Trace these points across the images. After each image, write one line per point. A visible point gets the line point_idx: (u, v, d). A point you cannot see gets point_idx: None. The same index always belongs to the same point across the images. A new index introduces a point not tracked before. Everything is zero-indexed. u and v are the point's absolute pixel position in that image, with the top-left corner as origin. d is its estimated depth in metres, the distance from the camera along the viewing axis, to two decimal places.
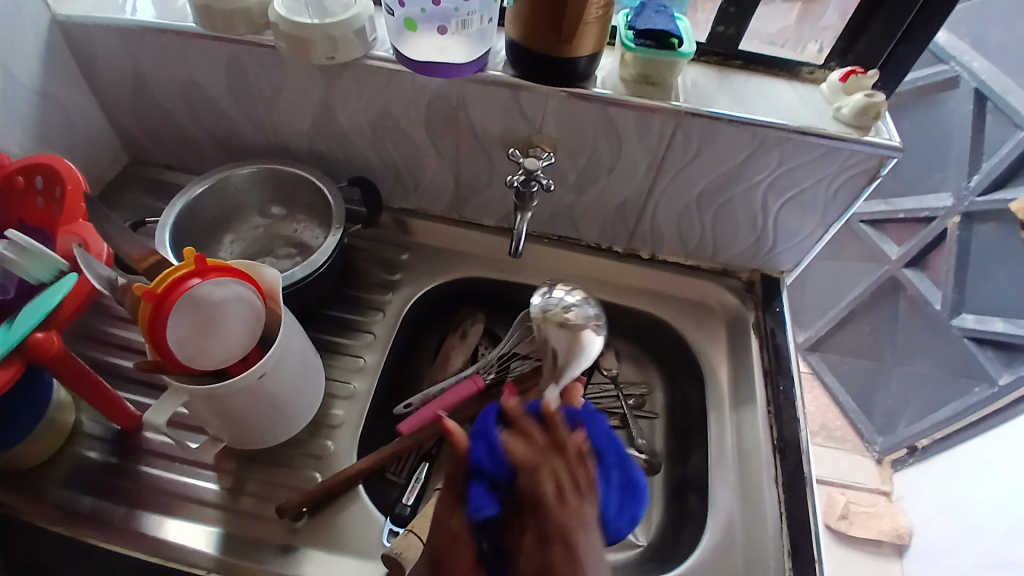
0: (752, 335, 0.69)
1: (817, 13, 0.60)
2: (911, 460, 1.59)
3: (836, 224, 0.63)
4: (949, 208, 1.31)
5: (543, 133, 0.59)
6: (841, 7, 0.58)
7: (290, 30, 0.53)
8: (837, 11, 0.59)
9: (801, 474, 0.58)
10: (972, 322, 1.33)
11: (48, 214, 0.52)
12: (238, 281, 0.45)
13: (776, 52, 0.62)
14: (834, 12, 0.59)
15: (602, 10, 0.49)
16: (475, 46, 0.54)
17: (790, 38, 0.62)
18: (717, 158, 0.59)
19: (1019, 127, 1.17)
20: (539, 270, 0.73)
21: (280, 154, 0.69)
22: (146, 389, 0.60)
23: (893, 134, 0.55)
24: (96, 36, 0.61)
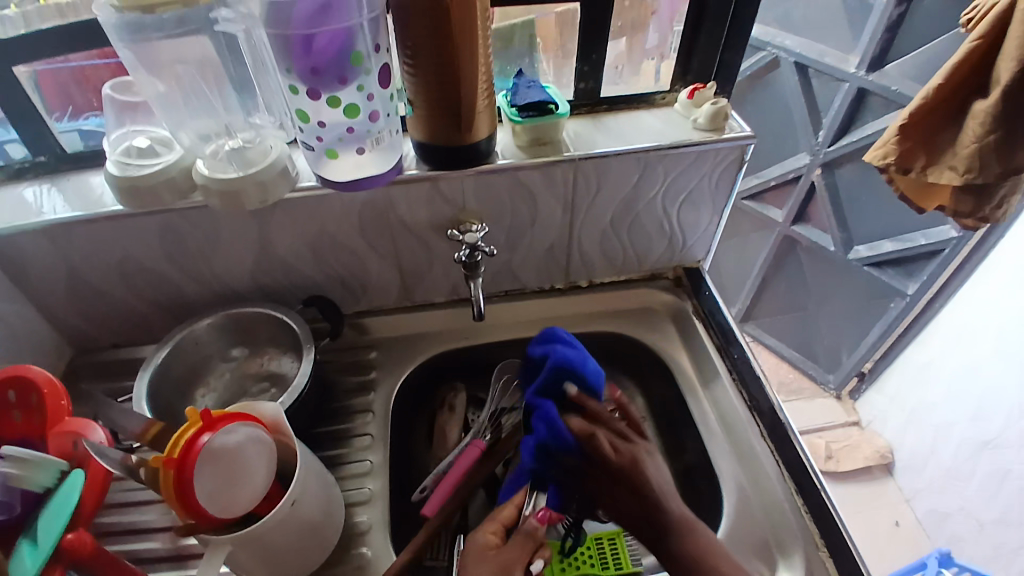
0: (695, 321, 0.78)
1: (642, 40, 0.71)
2: (865, 385, 1.73)
3: (726, 209, 0.74)
4: (809, 164, 1.51)
5: (467, 210, 0.67)
6: (660, 29, 0.71)
7: (223, 186, 0.58)
8: (657, 33, 0.71)
9: (780, 421, 0.66)
10: (866, 251, 1.52)
11: (30, 424, 0.52)
12: (246, 422, 0.48)
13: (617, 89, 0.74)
14: (654, 34, 0.71)
15: (486, 99, 0.59)
16: (388, 156, 0.61)
17: (625, 72, 0.74)
18: (616, 186, 0.68)
19: (842, 80, 1.38)
20: (498, 328, 0.79)
21: (228, 299, 0.72)
22: (170, 564, 0.59)
23: (742, 126, 0.68)
24: (17, 242, 0.62)
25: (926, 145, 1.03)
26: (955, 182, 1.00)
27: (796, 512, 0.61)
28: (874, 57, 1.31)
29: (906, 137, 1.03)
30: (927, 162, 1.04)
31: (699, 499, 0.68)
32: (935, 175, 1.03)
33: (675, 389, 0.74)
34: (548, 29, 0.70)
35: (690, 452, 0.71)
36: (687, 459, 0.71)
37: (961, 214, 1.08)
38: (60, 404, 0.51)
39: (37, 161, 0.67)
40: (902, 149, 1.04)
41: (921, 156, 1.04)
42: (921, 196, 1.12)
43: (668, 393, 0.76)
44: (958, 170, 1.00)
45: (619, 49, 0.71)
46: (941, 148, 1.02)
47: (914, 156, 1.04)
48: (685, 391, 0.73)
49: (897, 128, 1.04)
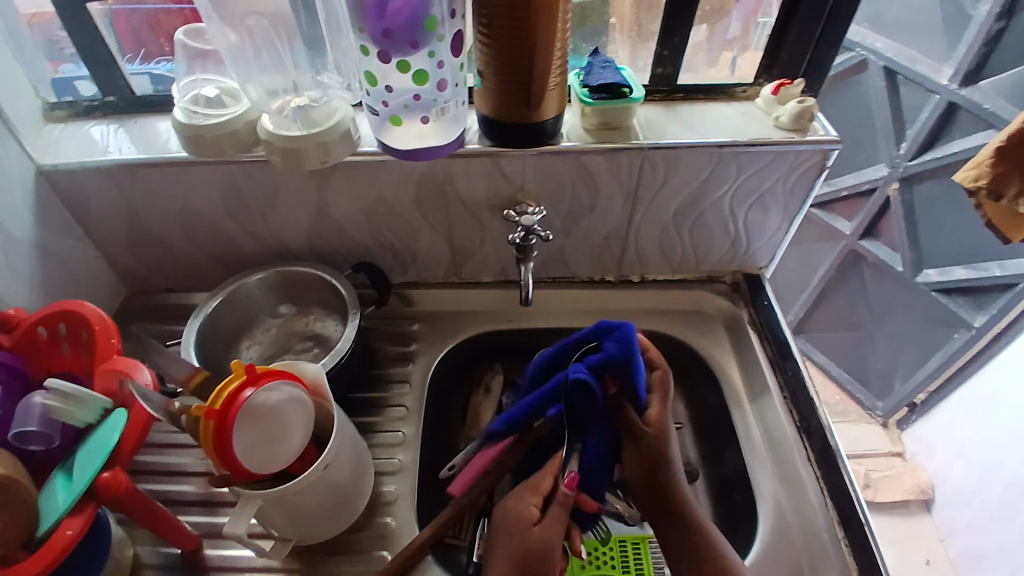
0: (750, 330, 0.74)
1: (723, 27, 0.68)
2: (914, 416, 1.66)
3: (798, 215, 0.70)
4: (886, 177, 1.42)
5: (526, 191, 0.65)
6: (742, 18, 0.67)
7: (286, 143, 0.57)
8: (739, 22, 0.67)
9: (830, 447, 0.63)
10: (936, 275, 1.43)
11: (79, 359, 0.55)
12: (288, 381, 0.49)
13: (693, 78, 0.70)
14: (736, 23, 0.67)
15: (559, 77, 0.56)
16: (451, 128, 0.59)
17: (702, 59, 0.70)
18: (684, 181, 0.65)
19: (933, 91, 1.29)
20: (542, 315, 0.77)
21: (279, 256, 0.73)
22: (202, 508, 0.61)
23: (828, 129, 0.63)
24: (87, 180, 0.64)
25: None
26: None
27: (835, 543, 0.58)
28: (968, 71, 1.22)
29: (1005, 157, 0.92)
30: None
31: (733, 514, 0.65)
32: None
33: (720, 398, 0.71)
34: (622, 8, 0.66)
35: (729, 465, 0.68)
36: (724, 472, 0.68)
37: None
38: (109, 342, 0.52)
39: (106, 101, 0.69)
40: (997, 171, 0.93)
41: (1016, 182, 0.93)
42: (1007, 225, 0.96)
43: (713, 400, 0.72)
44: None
45: (699, 37, 0.68)
46: None
47: (1008, 182, 0.93)
48: (730, 401, 0.70)
49: (994, 148, 0.92)
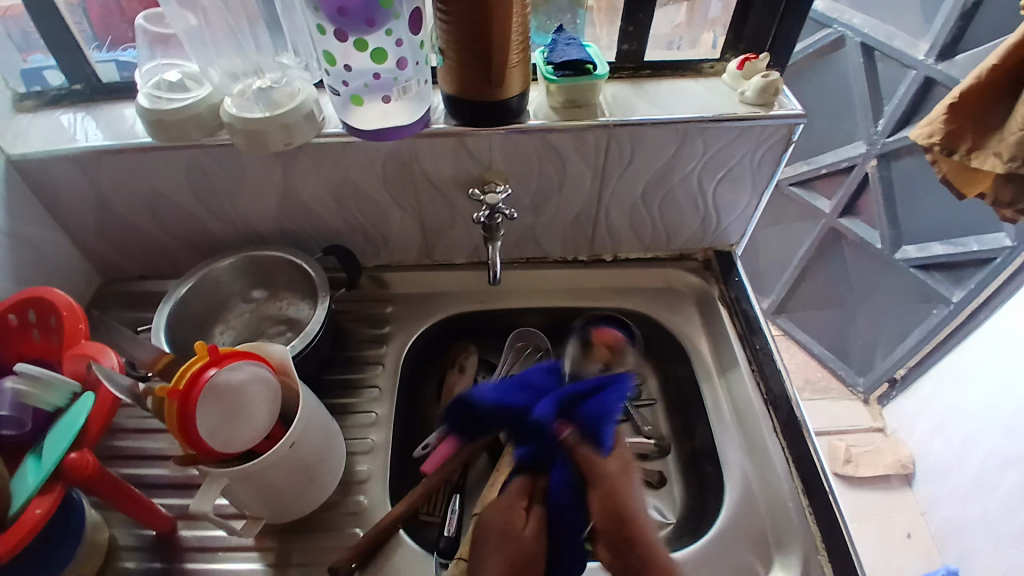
0: (720, 306, 0.75)
1: (702, 7, 0.68)
2: (895, 392, 1.67)
3: (766, 191, 0.70)
4: (864, 154, 1.43)
5: (493, 170, 0.65)
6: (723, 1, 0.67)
7: (247, 125, 0.57)
8: (720, 4, 0.67)
9: (796, 419, 0.65)
10: (914, 251, 1.44)
11: (48, 345, 0.55)
12: (251, 362, 0.49)
13: (674, 54, 0.71)
14: (717, 4, 0.67)
15: (521, 54, 0.56)
16: (415, 108, 0.59)
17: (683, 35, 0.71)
18: (651, 157, 0.65)
19: (909, 67, 1.29)
20: (515, 294, 0.78)
21: (251, 241, 0.73)
22: (177, 492, 0.62)
23: (793, 104, 0.64)
24: (52, 167, 0.64)
25: (977, 126, 0.95)
26: (999, 170, 0.92)
27: (800, 511, 0.60)
28: (944, 45, 1.23)
29: (957, 115, 0.95)
30: (973, 144, 0.95)
31: (703, 486, 0.67)
32: (978, 160, 0.95)
33: (690, 373, 0.72)
34: None
35: (699, 438, 0.69)
36: (695, 445, 0.70)
37: (999, 203, 0.98)
38: (77, 326, 0.52)
39: (73, 89, 0.68)
40: (951, 128, 0.96)
41: (968, 137, 0.95)
42: (962, 180, 1.01)
43: (684, 375, 0.73)
44: (1004, 157, 0.92)
45: (676, 16, 0.69)
46: (990, 132, 0.94)
47: (962, 136, 0.96)
48: (700, 376, 0.71)
49: (948, 104, 0.95)
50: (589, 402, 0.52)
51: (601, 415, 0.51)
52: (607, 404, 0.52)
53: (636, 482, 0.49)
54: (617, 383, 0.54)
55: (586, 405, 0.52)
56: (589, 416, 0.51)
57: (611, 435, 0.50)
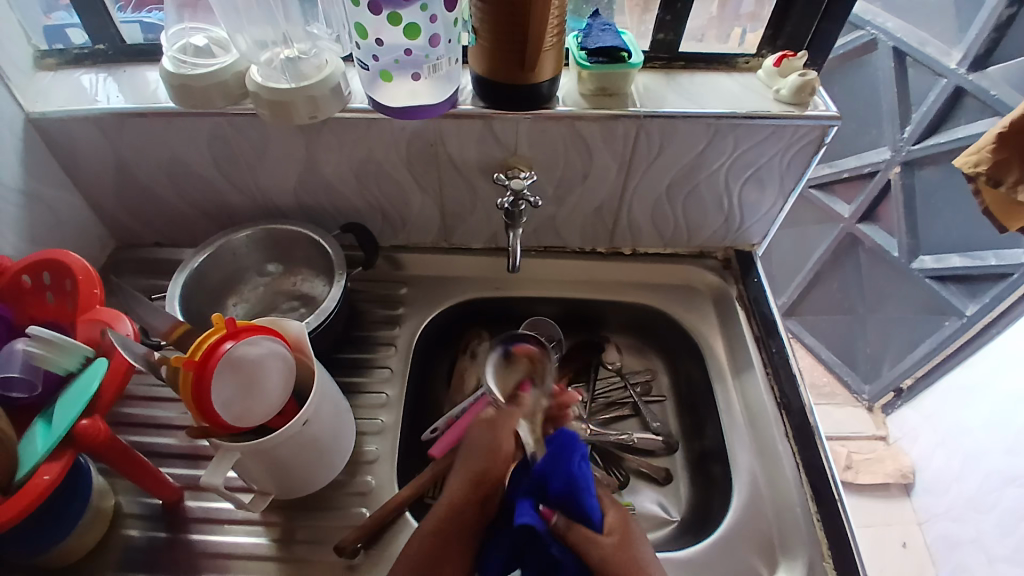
0: (737, 306, 0.74)
1: (735, 1, 0.66)
2: (900, 401, 1.67)
3: (793, 193, 0.69)
4: (888, 160, 1.41)
5: (518, 155, 0.64)
6: None
7: (272, 96, 0.56)
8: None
9: (808, 424, 0.64)
10: (931, 262, 1.43)
11: (62, 308, 0.54)
12: (268, 336, 0.49)
13: (697, 47, 0.69)
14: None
15: (556, 37, 0.55)
16: (445, 87, 0.58)
17: (710, 33, 0.69)
18: (679, 152, 0.64)
19: (940, 75, 1.27)
20: (531, 283, 0.77)
21: (268, 214, 0.72)
22: (184, 461, 0.62)
23: (829, 105, 0.62)
24: (72, 128, 0.63)
25: None
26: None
27: (807, 518, 0.59)
28: (976, 56, 1.20)
29: (1007, 145, 0.89)
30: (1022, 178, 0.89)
31: (709, 487, 0.66)
32: None
33: (703, 373, 0.72)
34: None
35: (708, 439, 0.68)
36: (703, 445, 0.69)
37: None
38: (92, 292, 0.52)
39: (96, 49, 0.67)
40: (998, 158, 0.90)
41: (1016, 169, 0.90)
42: (1004, 215, 0.95)
43: (697, 374, 0.73)
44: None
45: (710, 9, 0.67)
46: None
47: (1009, 168, 0.90)
48: (713, 377, 0.70)
49: (996, 134, 0.89)
50: (558, 475, 0.46)
51: (578, 486, 0.45)
52: (579, 467, 0.46)
53: (639, 543, 0.45)
54: (571, 441, 0.48)
55: (558, 477, 0.45)
56: (562, 489, 0.45)
57: (596, 505, 0.45)
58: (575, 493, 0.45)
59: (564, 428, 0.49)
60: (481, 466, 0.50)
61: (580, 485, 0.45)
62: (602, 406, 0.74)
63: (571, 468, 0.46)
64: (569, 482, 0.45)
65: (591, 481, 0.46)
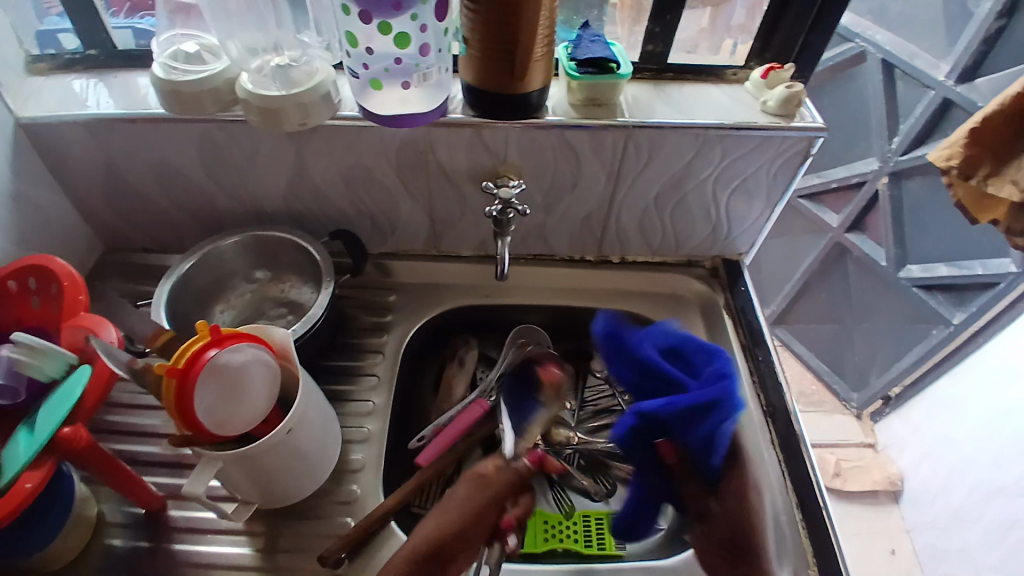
0: (724, 315, 0.74)
1: (725, 13, 0.67)
2: (888, 409, 1.68)
3: (780, 204, 0.69)
4: (876, 171, 1.43)
5: (507, 164, 0.64)
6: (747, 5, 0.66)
7: (261, 102, 0.56)
8: (744, 9, 0.66)
9: (793, 433, 0.64)
10: (919, 271, 1.44)
11: (47, 311, 0.53)
12: (254, 344, 0.48)
13: (691, 59, 0.70)
14: (741, 10, 0.66)
15: (545, 48, 0.55)
16: (434, 95, 0.58)
17: (702, 43, 0.69)
18: (668, 162, 0.64)
19: (928, 87, 1.28)
20: (521, 291, 0.77)
21: (257, 220, 0.72)
22: (169, 469, 0.61)
23: (816, 117, 0.62)
24: (61, 132, 0.62)
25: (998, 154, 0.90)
26: (1015, 200, 0.89)
27: (792, 527, 0.59)
28: (965, 68, 1.21)
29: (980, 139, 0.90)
30: (993, 170, 0.91)
31: None
32: (996, 187, 0.91)
33: None
34: None
35: None
36: None
37: (1014, 233, 0.94)
38: (77, 298, 0.51)
39: (88, 55, 0.67)
40: (969, 153, 0.91)
41: (986, 164, 0.91)
42: (977, 206, 0.97)
43: None
44: (1021, 185, 0.88)
45: (701, 19, 0.67)
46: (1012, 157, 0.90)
47: (978, 163, 0.92)
48: None
49: (968, 129, 0.91)
50: (700, 415, 0.53)
51: (719, 403, 0.53)
52: (711, 423, 0.52)
53: (754, 494, 0.52)
54: (709, 391, 0.54)
55: (698, 406, 0.53)
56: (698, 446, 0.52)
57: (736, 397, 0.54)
58: (719, 403, 0.53)
59: (714, 390, 0.53)
60: (457, 525, 0.51)
61: (711, 367, 0.57)
62: (590, 414, 0.73)
63: (715, 416, 0.53)
64: (691, 415, 0.53)
65: (728, 377, 0.55)
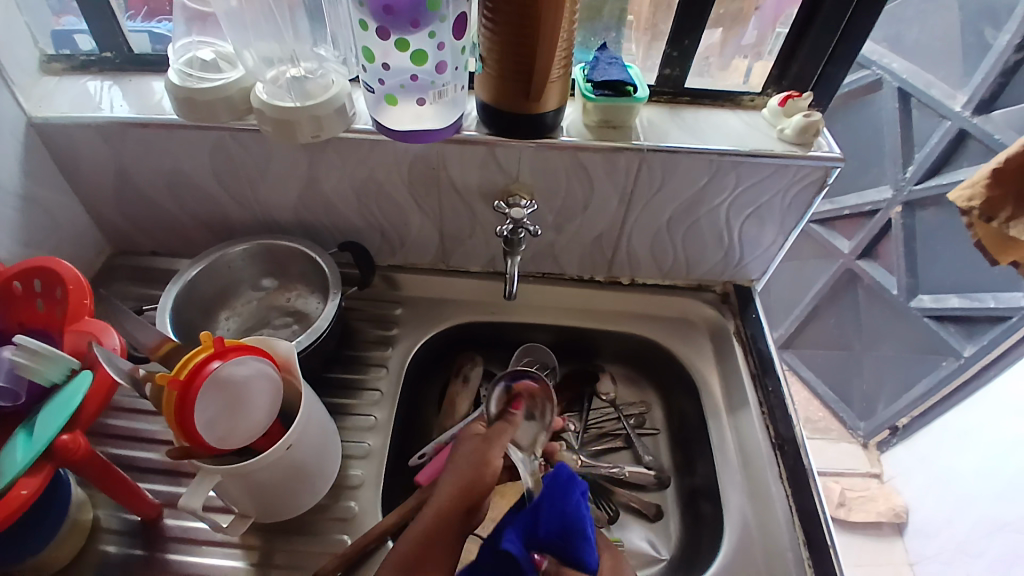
0: (734, 342, 0.73)
1: (738, 33, 0.66)
2: (895, 440, 1.65)
3: (794, 231, 0.68)
4: (890, 199, 1.42)
5: (520, 182, 0.63)
6: (760, 26, 0.65)
7: (276, 114, 0.56)
8: (757, 28, 0.66)
9: (802, 468, 0.63)
10: (930, 301, 1.42)
11: (51, 315, 0.53)
12: (257, 356, 0.48)
13: (703, 82, 0.69)
14: (754, 29, 0.66)
15: (562, 69, 0.55)
16: (448, 113, 0.58)
17: (706, 65, 0.68)
18: (681, 186, 0.64)
19: (945, 117, 1.28)
20: (528, 308, 0.76)
21: (267, 228, 0.72)
22: (166, 477, 0.61)
23: (832, 146, 0.62)
24: (74, 134, 0.63)
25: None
26: None
27: (798, 564, 0.58)
28: (981, 100, 1.21)
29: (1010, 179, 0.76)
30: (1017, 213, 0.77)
31: (699, 526, 0.65)
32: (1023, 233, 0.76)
33: (698, 410, 0.71)
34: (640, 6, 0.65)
35: (700, 476, 0.68)
36: (695, 482, 0.68)
37: None
38: (82, 303, 0.51)
39: (104, 56, 0.67)
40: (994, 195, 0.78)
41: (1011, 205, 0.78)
42: (995, 248, 0.83)
43: (691, 410, 0.72)
44: None
45: (713, 38, 0.66)
46: None
47: (1001, 205, 0.78)
48: (707, 413, 0.69)
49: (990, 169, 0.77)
50: (551, 519, 0.48)
51: (572, 528, 0.48)
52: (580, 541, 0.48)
53: None
54: (572, 482, 0.51)
55: (551, 518, 0.48)
56: (558, 532, 0.48)
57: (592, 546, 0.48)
58: (570, 532, 0.47)
59: (558, 470, 0.52)
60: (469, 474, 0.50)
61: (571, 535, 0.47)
62: (594, 437, 0.74)
63: (558, 510, 0.48)
64: (559, 529, 0.48)
65: (588, 524, 0.49)
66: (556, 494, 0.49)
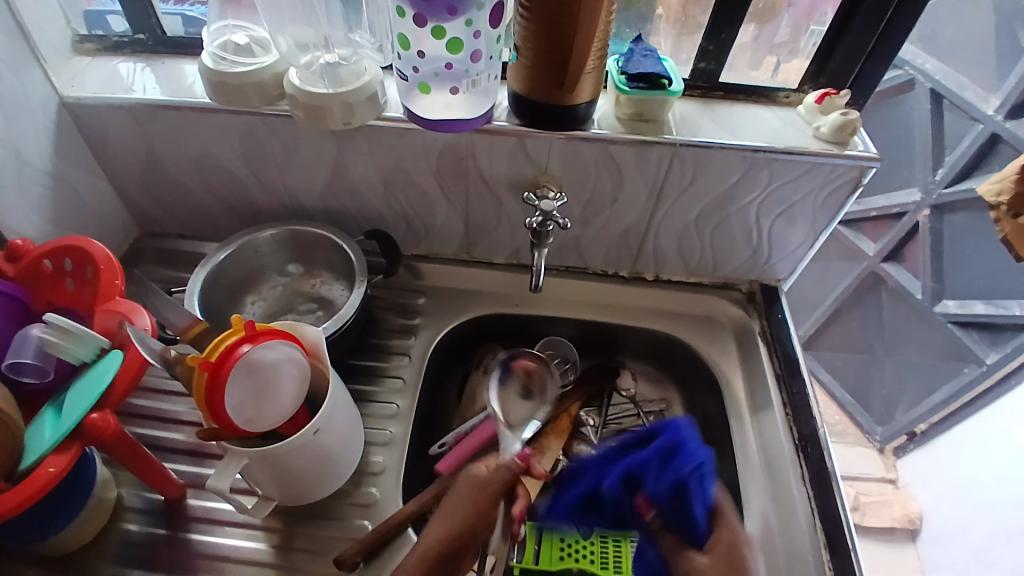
0: (759, 342, 0.72)
1: (772, 27, 0.65)
2: (912, 446, 1.64)
3: (825, 232, 0.67)
4: (918, 202, 1.39)
5: (548, 174, 0.63)
6: (792, 23, 0.64)
7: (307, 100, 0.56)
8: (789, 27, 0.65)
9: (826, 471, 0.62)
10: (954, 307, 1.40)
11: (80, 295, 0.54)
12: (286, 341, 0.48)
13: (728, 78, 0.68)
14: (785, 27, 0.65)
15: (598, 61, 0.54)
16: (481, 102, 0.57)
17: (737, 62, 0.68)
18: (712, 182, 0.63)
19: (976, 121, 1.25)
20: (550, 302, 0.76)
21: (293, 214, 0.72)
22: (189, 458, 0.61)
23: (869, 145, 0.61)
24: (107, 115, 0.63)
25: None
26: None
27: (819, 568, 0.57)
28: (1015, 104, 1.17)
29: None
30: None
31: None
32: None
33: (720, 410, 0.70)
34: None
35: (720, 476, 0.67)
36: (715, 482, 0.68)
37: None
38: (113, 283, 0.51)
39: (135, 38, 0.68)
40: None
41: None
42: None
43: (713, 409, 0.71)
44: None
45: (746, 35, 0.65)
46: None
47: None
48: (730, 413, 0.69)
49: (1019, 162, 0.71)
50: (665, 474, 0.51)
51: (686, 476, 0.50)
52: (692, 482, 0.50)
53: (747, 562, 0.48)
54: (676, 430, 0.53)
55: (665, 478, 0.50)
56: (667, 493, 0.50)
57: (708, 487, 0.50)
58: (687, 475, 0.50)
59: (669, 425, 0.54)
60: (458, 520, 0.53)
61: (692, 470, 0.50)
62: (613, 433, 0.72)
63: (685, 455, 0.51)
64: (672, 479, 0.50)
65: (700, 458, 0.51)
66: (676, 441, 0.52)
